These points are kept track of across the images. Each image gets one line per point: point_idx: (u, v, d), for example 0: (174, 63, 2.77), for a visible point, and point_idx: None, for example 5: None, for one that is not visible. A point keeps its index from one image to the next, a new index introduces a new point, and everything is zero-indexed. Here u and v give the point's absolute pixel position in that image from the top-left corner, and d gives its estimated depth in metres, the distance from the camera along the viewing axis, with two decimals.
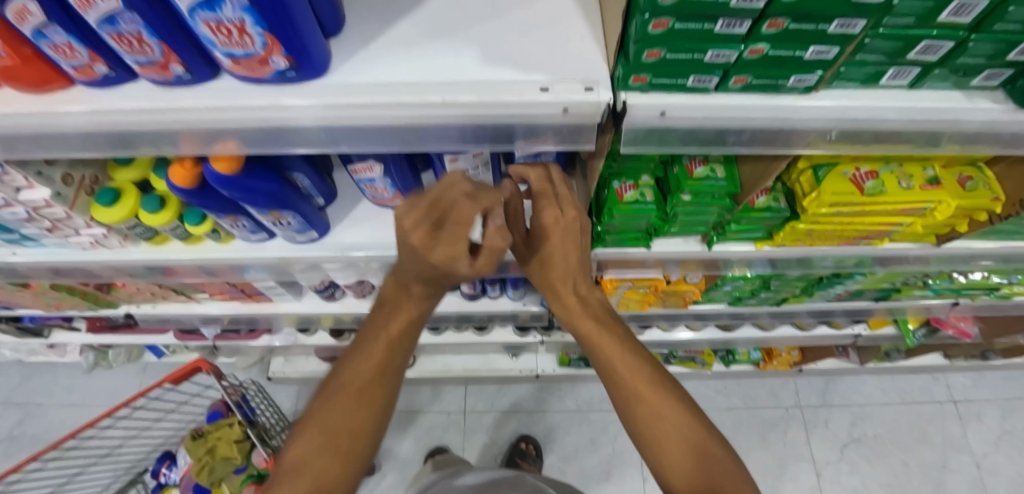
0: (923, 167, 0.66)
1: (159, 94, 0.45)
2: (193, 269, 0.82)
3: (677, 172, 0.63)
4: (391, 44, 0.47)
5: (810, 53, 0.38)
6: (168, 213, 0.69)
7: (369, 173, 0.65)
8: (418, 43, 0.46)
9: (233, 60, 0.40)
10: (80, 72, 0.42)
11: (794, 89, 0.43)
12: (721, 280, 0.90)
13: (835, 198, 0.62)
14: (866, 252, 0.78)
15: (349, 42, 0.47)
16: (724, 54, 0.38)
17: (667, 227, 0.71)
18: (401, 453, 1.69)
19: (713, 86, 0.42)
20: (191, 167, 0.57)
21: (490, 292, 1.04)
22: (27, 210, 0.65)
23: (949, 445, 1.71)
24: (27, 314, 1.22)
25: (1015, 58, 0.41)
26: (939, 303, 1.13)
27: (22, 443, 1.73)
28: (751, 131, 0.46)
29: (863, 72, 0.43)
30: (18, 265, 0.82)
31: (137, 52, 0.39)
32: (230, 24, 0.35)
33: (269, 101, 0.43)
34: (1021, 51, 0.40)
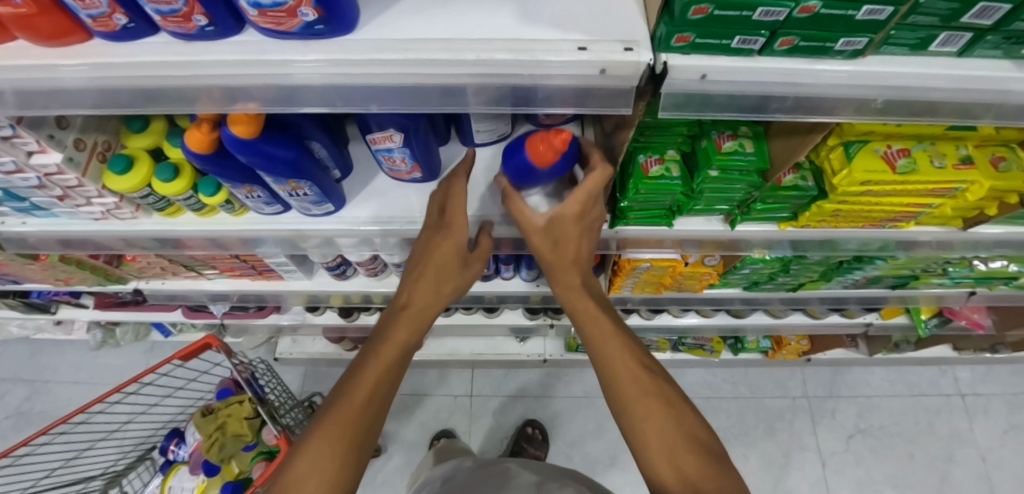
0: (957, 146, 0.65)
1: (180, 48, 0.43)
2: (205, 242, 0.81)
3: (705, 146, 0.62)
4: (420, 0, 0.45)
5: (863, 12, 0.37)
6: (181, 182, 0.68)
7: (386, 143, 0.64)
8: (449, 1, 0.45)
9: (260, 11, 0.38)
10: (98, 23, 0.40)
11: (842, 53, 0.41)
12: (739, 264, 0.89)
13: (866, 175, 0.60)
14: (890, 235, 0.77)
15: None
16: (774, 12, 0.36)
17: (690, 205, 0.69)
18: (406, 436, 1.69)
19: (758, 48, 0.40)
20: (208, 131, 0.56)
21: (504, 272, 1.03)
22: (39, 177, 0.64)
23: (955, 438, 1.70)
24: (35, 289, 1.22)
25: None
26: (955, 293, 1.12)
27: (29, 419, 1.73)
28: (795, 97, 0.44)
29: (914, 36, 0.41)
30: (29, 236, 0.81)
31: (159, 1, 0.37)
32: None
33: (294, 56, 0.42)
34: None
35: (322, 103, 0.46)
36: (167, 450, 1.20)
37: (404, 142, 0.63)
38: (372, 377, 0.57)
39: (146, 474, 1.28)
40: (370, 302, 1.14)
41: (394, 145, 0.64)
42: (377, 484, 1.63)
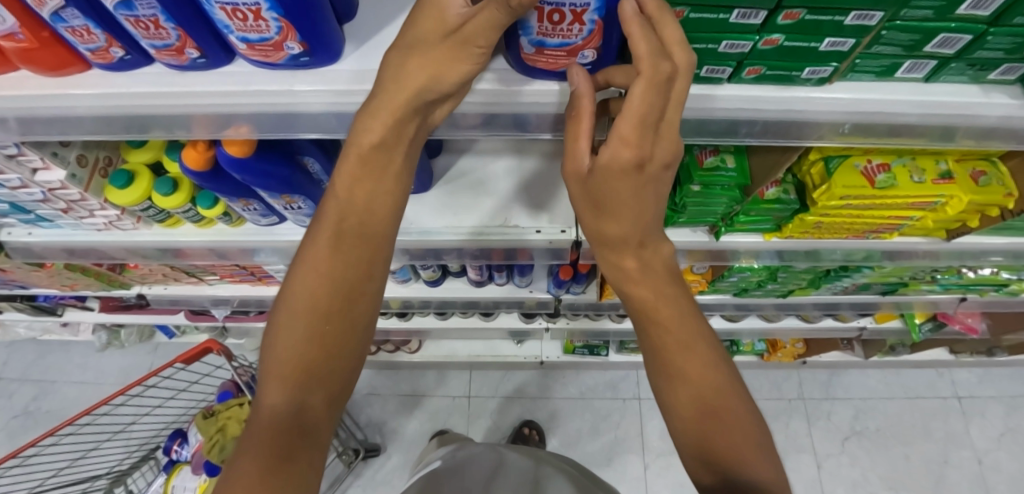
0: (936, 161, 0.66)
1: (175, 78, 0.45)
2: (204, 252, 0.83)
3: (687, 162, 0.63)
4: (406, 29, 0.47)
5: (826, 45, 0.38)
6: (180, 196, 0.70)
7: (547, 42, 0.40)
8: None
9: (248, 45, 0.40)
10: (97, 56, 0.43)
11: (808, 81, 0.42)
12: (727, 272, 0.90)
13: (845, 190, 0.61)
14: (874, 245, 0.78)
15: (363, 26, 0.48)
16: (739, 45, 0.38)
17: (676, 218, 0.71)
18: (406, 435, 1.72)
19: (727, 77, 0.42)
20: (204, 150, 0.58)
21: (497, 279, 1.05)
22: (44, 192, 0.68)
23: (951, 441, 1.71)
24: (41, 294, 1.25)
25: (997, 77, 0.44)
26: (946, 298, 1.13)
27: (38, 418, 1.77)
28: (763, 123, 0.45)
29: (879, 64, 0.42)
30: (35, 246, 0.85)
31: (154, 36, 0.40)
32: (245, 9, 0.35)
33: (282, 86, 0.44)
34: (1002, 71, 0.43)
35: (316, 129, 0.49)
36: (171, 450, 1.22)
37: (587, 46, 0.40)
38: (288, 335, 0.47)
39: (149, 474, 1.32)
40: None
41: (552, 44, 0.40)
42: (377, 482, 1.66)
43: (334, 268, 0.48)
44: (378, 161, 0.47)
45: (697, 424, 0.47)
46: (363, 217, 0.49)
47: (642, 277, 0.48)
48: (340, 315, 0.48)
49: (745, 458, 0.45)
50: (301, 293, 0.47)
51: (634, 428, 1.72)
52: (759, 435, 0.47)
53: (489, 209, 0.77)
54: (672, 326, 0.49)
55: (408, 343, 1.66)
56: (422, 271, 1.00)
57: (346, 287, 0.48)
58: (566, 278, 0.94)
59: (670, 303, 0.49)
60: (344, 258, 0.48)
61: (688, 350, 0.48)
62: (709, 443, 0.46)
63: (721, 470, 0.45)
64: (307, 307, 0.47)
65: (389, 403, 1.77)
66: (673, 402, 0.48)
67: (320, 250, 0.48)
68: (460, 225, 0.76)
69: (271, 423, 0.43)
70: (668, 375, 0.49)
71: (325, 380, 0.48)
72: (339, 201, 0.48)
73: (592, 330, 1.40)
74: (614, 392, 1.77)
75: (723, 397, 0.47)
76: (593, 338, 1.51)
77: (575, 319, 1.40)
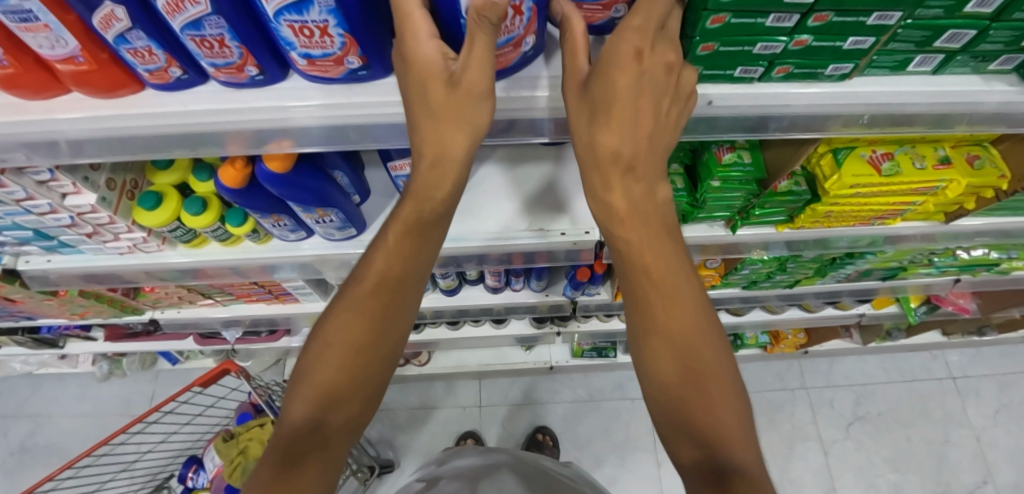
0: (934, 148, 0.70)
1: (231, 96, 0.47)
2: (225, 270, 0.83)
3: (707, 159, 0.66)
4: None
5: (849, 43, 0.42)
6: (210, 215, 0.71)
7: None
8: None
9: (309, 61, 0.42)
10: (155, 76, 0.44)
11: (831, 77, 0.46)
12: (739, 265, 0.94)
13: (855, 179, 0.65)
14: (879, 231, 0.83)
15: None
16: (772, 47, 0.41)
17: (695, 214, 0.73)
18: (419, 448, 1.71)
19: (759, 77, 0.45)
20: (242, 168, 0.59)
21: (514, 284, 1.06)
22: (71, 216, 0.68)
23: (950, 420, 1.76)
24: (46, 325, 1.23)
25: (997, 67, 0.48)
26: (941, 280, 1.18)
27: (34, 454, 1.71)
28: (791, 118, 0.48)
29: (892, 59, 0.46)
30: (51, 273, 0.84)
31: (217, 55, 0.41)
32: (314, 25, 0.37)
33: (339, 100, 0.46)
34: (1001, 61, 0.47)
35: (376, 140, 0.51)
36: (186, 477, 1.20)
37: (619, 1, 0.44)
38: (323, 360, 0.49)
39: None
40: None
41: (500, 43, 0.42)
42: None
43: (373, 302, 0.50)
44: (437, 211, 0.51)
45: (677, 385, 0.46)
46: (410, 259, 0.51)
47: (631, 217, 0.47)
48: (374, 339, 0.50)
49: (723, 428, 0.43)
50: (340, 319, 0.50)
51: (645, 428, 1.73)
52: (736, 400, 0.45)
53: (512, 214, 0.79)
54: (659, 272, 0.47)
55: (418, 355, 1.66)
56: (441, 280, 1.02)
57: (380, 314, 0.50)
58: (584, 280, 0.97)
59: (660, 253, 0.47)
60: (382, 289, 0.51)
61: (676, 308, 0.47)
62: (687, 411, 0.45)
63: (704, 444, 0.43)
64: (345, 331, 0.50)
65: (399, 417, 1.76)
66: (655, 362, 0.47)
67: (367, 281, 0.51)
68: (486, 232, 0.78)
69: (288, 438, 0.46)
70: (650, 333, 0.48)
71: (352, 400, 0.49)
72: (391, 236, 0.51)
73: (602, 332, 1.42)
74: (623, 393, 1.79)
75: (706, 355, 0.46)
76: (601, 340, 1.53)
77: (585, 321, 1.42)
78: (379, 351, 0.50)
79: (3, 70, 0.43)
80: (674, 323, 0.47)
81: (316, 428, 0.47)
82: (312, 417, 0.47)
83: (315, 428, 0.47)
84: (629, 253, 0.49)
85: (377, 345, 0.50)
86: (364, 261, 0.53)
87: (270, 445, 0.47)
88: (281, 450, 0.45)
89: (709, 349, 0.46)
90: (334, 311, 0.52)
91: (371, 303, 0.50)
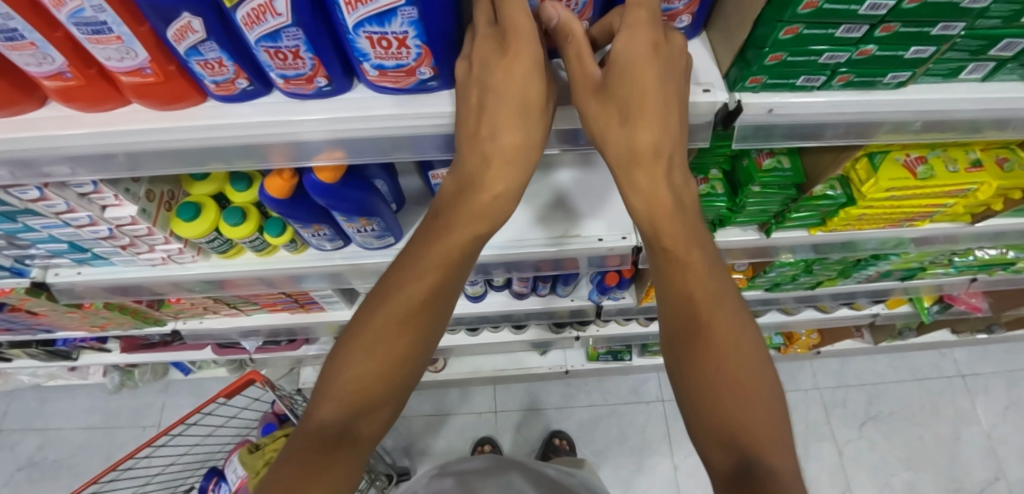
0: (966, 150, 0.71)
1: (296, 106, 0.47)
2: (257, 281, 0.83)
3: (747, 164, 0.67)
4: None
5: (910, 52, 0.43)
6: (249, 225, 0.70)
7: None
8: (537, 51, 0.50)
9: (381, 72, 0.42)
10: (221, 88, 0.45)
11: (888, 85, 0.47)
12: (767, 268, 0.95)
13: (891, 183, 0.66)
14: (907, 233, 0.84)
15: None
16: (836, 56, 0.42)
17: (733, 218, 0.75)
18: (435, 455, 1.70)
19: (818, 86, 0.46)
20: (289, 178, 0.58)
21: (540, 290, 1.07)
22: (110, 228, 0.67)
23: (960, 418, 1.78)
24: (62, 337, 1.21)
25: None
26: (957, 280, 1.19)
27: (43, 469, 1.69)
28: (847, 125, 0.49)
29: (946, 68, 0.47)
30: (80, 286, 0.83)
31: (288, 67, 0.41)
32: (393, 37, 0.38)
33: (406, 109, 0.46)
34: None
35: (434, 151, 0.51)
36: (207, 490, 1.18)
37: (685, 12, 0.46)
38: (359, 359, 0.48)
39: None
40: None
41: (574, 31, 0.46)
42: None
43: (414, 309, 0.49)
44: (480, 221, 0.50)
45: (716, 384, 0.46)
46: (457, 269, 0.51)
47: (670, 214, 0.47)
48: (410, 340, 0.50)
49: (758, 435, 0.43)
50: (383, 323, 0.49)
51: (660, 431, 1.73)
52: (776, 409, 0.45)
53: (548, 221, 0.80)
54: (699, 274, 0.49)
55: (434, 362, 1.66)
56: (468, 287, 1.02)
57: (421, 323, 0.50)
58: (612, 285, 0.98)
59: (699, 250, 0.49)
60: (426, 295, 0.50)
61: (716, 313, 0.48)
62: (723, 415, 0.45)
63: (741, 452, 0.43)
64: (385, 336, 0.49)
65: (415, 424, 1.75)
66: (689, 370, 0.48)
67: (417, 287, 0.50)
68: (522, 239, 0.79)
69: (319, 434, 0.47)
70: (688, 331, 0.48)
71: (385, 401, 0.50)
72: (443, 242, 0.50)
73: (621, 335, 1.43)
74: (637, 396, 1.80)
75: (748, 365, 0.46)
76: (618, 343, 1.54)
77: (604, 325, 1.43)
78: (412, 353, 0.50)
79: (66, 83, 0.44)
80: (716, 323, 0.48)
81: (350, 428, 0.48)
82: (344, 417, 0.48)
83: (346, 428, 0.48)
84: (674, 251, 0.49)
85: (413, 347, 0.50)
86: (408, 254, 0.51)
87: (298, 430, 0.48)
88: (311, 447, 0.46)
89: (752, 359, 0.46)
90: (372, 307, 0.50)
91: (412, 310, 0.49)
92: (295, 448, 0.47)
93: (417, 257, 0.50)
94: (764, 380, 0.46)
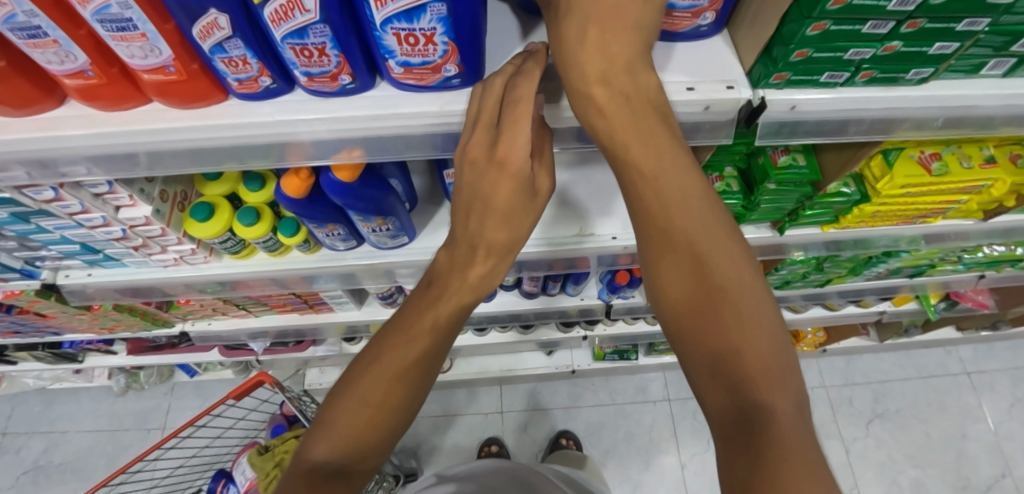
0: (979, 147, 0.71)
1: (319, 105, 0.47)
2: (269, 281, 0.83)
3: (763, 162, 0.67)
4: None
5: (934, 49, 0.43)
6: (263, 226, 0.70)
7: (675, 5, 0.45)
8: None
9: (407, 69, 0.42)
10: (244, 86, 0.44)
11: (910, 81, 0.47)
12: (779, 266, 0.95)
13: (907, 180, 0.66)
14: (920, 229, 0.84)
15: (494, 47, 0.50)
16: (862, 53, 0.42)
17: (748, 216, 0.75)
18: (442, 456, 1.70)
19: (842, 82, 0.47)
20: (306, 178, 0.58)
21: (550, 290, 1.07)
22: (124, 229, 0.67)
23: (966, 415, 1.78)
24: (69, 340, 1.21)
25: None
26: (965, 278, 1.19)
27: (48, 472, 1.68)
28: (870, 121, 0.49)
29: (968, 64, 0.47)
30: (91, 287, 0.83)
31: (314, 64, 0.41)
32: (420, 33, 0.38)
33: (430, 107, 0.46)
34: None
35: (455, 148, 0.50)
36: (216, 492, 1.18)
37: (708, 9, 0.46)
38: (353, 406, 0.48)
39: None
40: None
41: None
42: None
43: (410, 360, 0.48)
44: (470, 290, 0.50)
45: (692, 302, 0.37)
46: (447, 334, 0.50)
47: (617, 114, 0.40)
48: (406, 388, 0.49)
49: (750, 358, 0.34)
50: (380, 375, 0.48)
51: (667, 430, 1.73)
52: (772, 327, 0.35)
53: (562, 220, 0.80)
54: (658, 167, 0.39)
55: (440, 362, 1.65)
56: None
57: (417, 373, 0.49)
58: (623, 283, 0.98)
59: (657, 146, 0.40)
60: (424, 348, 0.49)
61: (682, 208, 0.38)
62: (704, 331, 0.36)
63: (728, 379, 0.34)
64: (382, 386, 0.48)
65: (421, 425, 1.75)
66: (661, 284, 0.39)
67: (407, 351, 0.49)
68: (536, 238, 0.78)
69: (309, 475, 0.47)
70: (653, 235, 0.39)
71: (379, 447, 0.49)
72: (434, 311, 0.49)
73: (628, 334, 1.43)
74: (644, 395, 1.79)
75: (728, 270, 0.37)
76: (624, 343, 1.54)
77: (611, 324, 1.43)
78: (409, 401, 0.49)
79: (87, 82, 0.43)
80: (685, 224, 0.38)
81: (339, 472, 0.47)
82: (336, 462, 0.47)
83: (338, 471, 0.47)
84: (615, 150, 0.41)
85: (409, 395, 0.49)
86: (411, 304, 0.51)
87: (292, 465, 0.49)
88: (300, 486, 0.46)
89: (736, 266, 0.37)
90: (373, 356, 0.50)
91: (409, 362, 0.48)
92: (290, 489, 0.47)
93: (417, 308, 0.50)
94: (752, 286, 0.36)
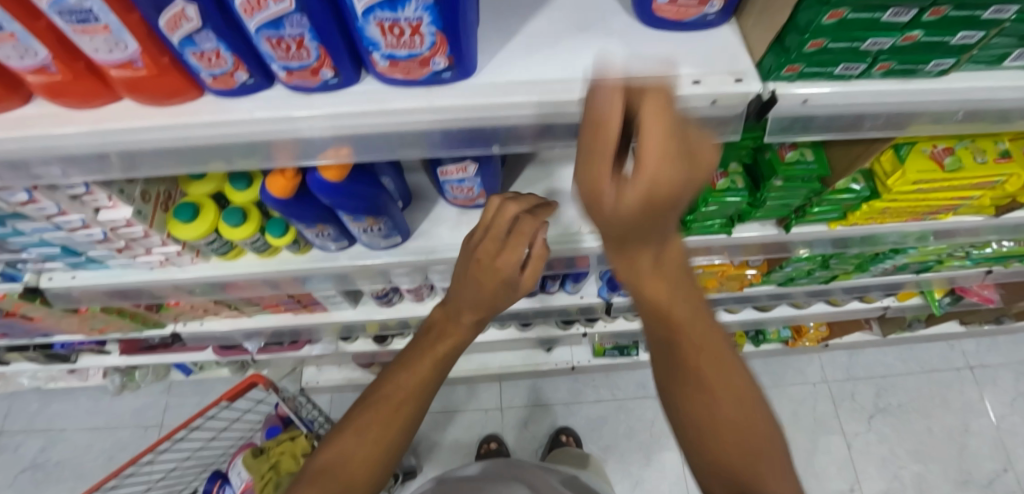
0: (994, 141, 0.69)
1: (301, 101, 0.44)
2: (260, 282, 0.80)
3: (770, 157, 0.64)
4: (534, 39, 0.47)
5: (957, 39, 0.40)
6: (250, 226, 0.67)
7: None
8: (560, 37, 0.47)
9: (392, 62, 0.39)
10: (219, 81, 0.42)
11: (929, 73, 0.45)
12: (784, 263, 0.93)
13: (919, 175, 0.63)
14: (930, 226, 0.81)
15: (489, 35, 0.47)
16: (880, 43, 0.40)
17: (753, 213, 0.72)
18: (442, 453, 1.69)
19: (858, 74, 0.44)
20: (292, 177, 0.55)
21: (549, 288, 1.05)
22: (104, 232, 0.64)
23: (969, 409, 1.77)
24: (60, 341, 1.19)
25: None
26: (972, 273, 1.17)
27: (46, 471, 1.67)
28: (886, 116, 0.47)
29: (991, 54, 0.44)
30: (75, 290, 0.80)
31: (292, 58, 0.39)
32: (406, 24, 0.35)
33: (419, 103, 0.43)
34: None
35: (446, 146, 0.48)
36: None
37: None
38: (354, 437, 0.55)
39: None
40: (407, 326, 1.15)
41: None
42: None
43: (409, 395, 0.56)
44: (462, 336, 0.58)
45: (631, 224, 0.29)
46: (440, 373, 0.59)
47: None
48: (401, 423, 0.56)
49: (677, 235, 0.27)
50: (381, 408, 0.56)
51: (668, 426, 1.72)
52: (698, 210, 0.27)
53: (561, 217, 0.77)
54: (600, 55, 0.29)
55: None
56: None
57: (412, 406, 0.56)
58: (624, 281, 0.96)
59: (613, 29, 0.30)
60: (421, 384, 0.57)
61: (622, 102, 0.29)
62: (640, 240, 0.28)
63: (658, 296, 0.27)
64: (381, 419, 0.55)
65: None
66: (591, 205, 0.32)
67: (405, 388, 0.57)
68: None
69: None
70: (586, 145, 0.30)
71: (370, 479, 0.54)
72: (432, 353, 0.58)
73: (629, 331, 1.41)
74: (645, 391, 1.78)
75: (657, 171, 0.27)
76: (625, 339, 1.52)
77: (612, 321, 1.41)
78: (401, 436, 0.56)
79: (51, 78, 0.40)
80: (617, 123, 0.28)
81: None
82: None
83: None
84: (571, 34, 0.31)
85: (403, 431, 0.56)
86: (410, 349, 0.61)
87: None
88: None
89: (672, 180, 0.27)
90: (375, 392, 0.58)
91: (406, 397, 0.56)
92: None
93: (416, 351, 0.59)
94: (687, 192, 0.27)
